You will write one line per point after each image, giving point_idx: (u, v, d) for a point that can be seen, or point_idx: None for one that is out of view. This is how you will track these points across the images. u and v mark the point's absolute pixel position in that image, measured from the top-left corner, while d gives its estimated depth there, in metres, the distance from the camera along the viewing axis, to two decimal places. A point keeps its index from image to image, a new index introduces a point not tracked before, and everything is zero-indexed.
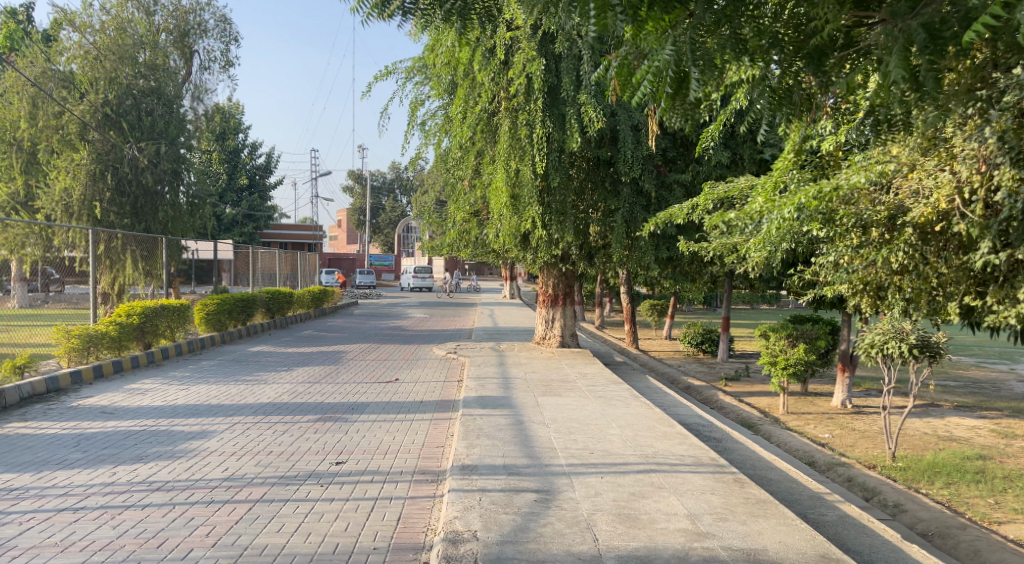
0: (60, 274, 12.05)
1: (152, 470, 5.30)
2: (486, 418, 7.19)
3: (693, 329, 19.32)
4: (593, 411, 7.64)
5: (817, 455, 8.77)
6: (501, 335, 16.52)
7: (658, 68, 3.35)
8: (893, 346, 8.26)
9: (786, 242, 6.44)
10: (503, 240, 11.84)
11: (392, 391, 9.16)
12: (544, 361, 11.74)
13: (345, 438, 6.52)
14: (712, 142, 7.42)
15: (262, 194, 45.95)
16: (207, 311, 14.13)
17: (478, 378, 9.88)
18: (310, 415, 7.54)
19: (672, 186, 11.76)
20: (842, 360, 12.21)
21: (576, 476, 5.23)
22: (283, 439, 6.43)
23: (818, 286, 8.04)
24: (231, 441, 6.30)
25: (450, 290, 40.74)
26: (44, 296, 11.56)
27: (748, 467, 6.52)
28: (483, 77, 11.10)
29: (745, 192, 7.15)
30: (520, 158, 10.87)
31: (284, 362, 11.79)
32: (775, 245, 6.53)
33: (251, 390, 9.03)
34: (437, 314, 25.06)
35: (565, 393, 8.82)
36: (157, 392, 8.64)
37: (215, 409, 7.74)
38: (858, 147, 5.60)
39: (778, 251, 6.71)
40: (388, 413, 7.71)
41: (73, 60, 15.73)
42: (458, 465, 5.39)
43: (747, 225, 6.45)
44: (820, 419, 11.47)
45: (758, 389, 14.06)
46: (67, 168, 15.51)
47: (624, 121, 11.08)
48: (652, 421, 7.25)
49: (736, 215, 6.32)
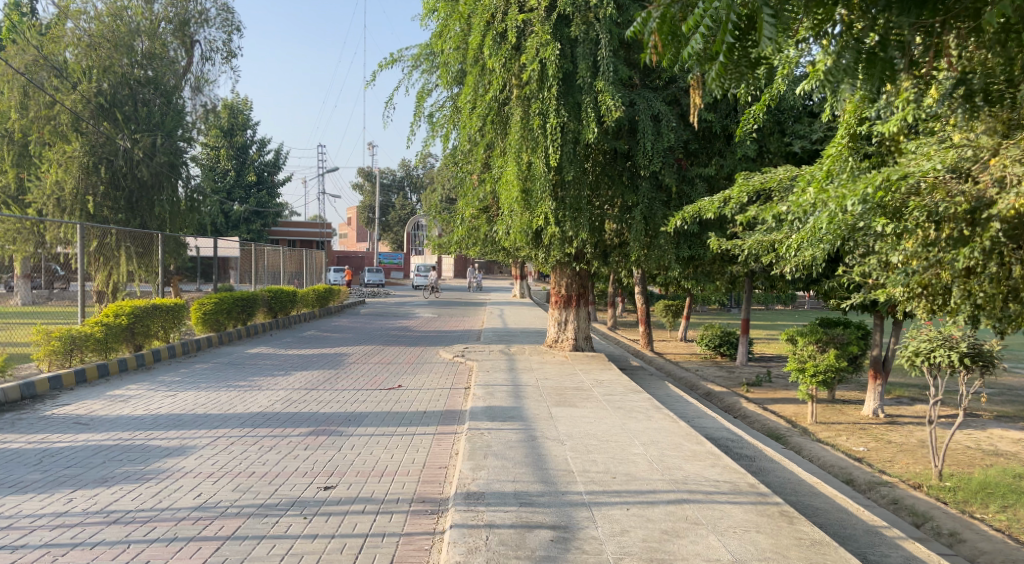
0: (65, 271, 11.38)
1: (114, 497, 4.66)
2: (495, 433, 6.52)
3: (711, 331, 18.60)
4: (612, 426, 6.95)
5: (855, 472, 8.04)
6: (511, 337, 15.86)
7: (717, 11, 2.70)
8: (941, 355, 7.56)
9: (839, 239, 5.71)
10: (513, 239, 11.11)
11: (394, 399, 8.51)
12: (556, 367, 11.05)
13: (337, 456, 5.87)
14: (750, 128, 6.67)
15: (271, 191, 45.26)
16: (204, 311, 13.51)
17: (486, 386, 9.21)
18: (303, 427, 6.89)
19: (694, 181, 11.09)
20: (874, 367, 11.48)
21: (598, 507, 4.55)
22: (269, 457, 5.77)
23: (865, 288, 7.27)
24: (210, 459, 5.66)
25: (438, 281, 40.62)
26: (48, 293, 11.23)
27: (789, 493, 5.78)
28: (493, 63, 10.36)
29: (787, 183, 6.43)
30: (532, 149, 10.18)
31: (282, 365, 11.15)
32: (824, 242, 5.80)
33: (242, 397, 8.40)
34: (445, 314, 24.44)
35: (581, 403, 8.12)
36: (140, 400, 8.02)
37: (199, 419, 7.11)
38: (927, 127, 4.89)
39: (823, 249, 6.01)
40: (388, 426, 7.05)
41: (68, 48, 15.18)
42: (462, 493, 4.73)
43: (793, 221, 5.73)
44: (853, 430, 10.72)
45: (782, 396, 13.32)
46: (58, 161, 15.02)
47: (644, 111, 10.38)
48: (679, 438, 6.55)
49: (782, 208, 5.60)
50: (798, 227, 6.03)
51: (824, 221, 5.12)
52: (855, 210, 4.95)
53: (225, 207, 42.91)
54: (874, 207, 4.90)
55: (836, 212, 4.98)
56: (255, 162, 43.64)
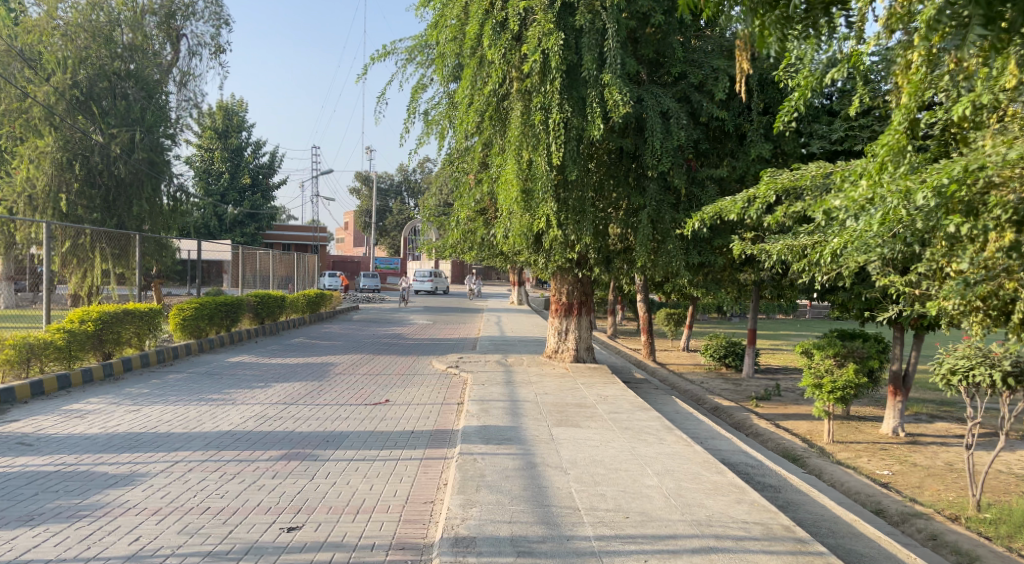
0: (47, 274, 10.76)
1: (34, 542, 3.95)
2: (489, 459, 5.80)
3: (715, 341, 17.91)
4: (620, 451, 6.22)
5: (886, 501, 7.32)
6: (508, 346, 15.17)
7: None
8: (981, 374, 6.82)
9: (892, 243, 5.00)
10: (512, 242, 10.38)
11: (380, 417, 7.75)
12: (557, 380, 10.33)
13: (308, 488, 5.14)
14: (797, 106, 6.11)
15: (265, 194, 44.19)
16: (183, 316, 12.76)
17: (481, 401, 8.47)
18: (274, 450, 6.14)
19: (704, 183, 10.38)
20: (894, 383, 10.77)
21: (609, 558, 3.84)
22: (229, 488, 5.04)
23: (905, 302, 6.52)
24: (160, 491, 4.93)
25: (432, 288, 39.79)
26: (33, 296, 10.62)
27: (825, 534, 5.06)
28: (492, 54, 9.65)
29: (821, 180, 5.77)
30: (533, 147, 9.49)
31: (262, 376, 10.38)
32: (874, 247, 5.09)
33: (213, 412, 7.66)
34: (442, 321, 23.66)
35: (585, 423, 7.39)
36: (99, 416, 7.27)
37: (159, 440, 6.37)
38: (1000, 111, 4.21)
39: (868, 256, 5.27)
40: (369, 450, 6.31)
41: (40, 39, 15.07)
42: (449, 539, 4.01)
43: (839, 222, 4.99)
44: (874, 451, 10.01)
45: (793, 412, 12.59)
46: (30, 156, 15.26)
47: (652, 107, 9.70)
48: (696, 466, 5.82)
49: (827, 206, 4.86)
50: (840, 229, 5.32)
51: (881, 222, 4.40)
52: (922, 208, 4.23)
53: (219, 210, 42.21)
54: (944, 205, 4.17)
55: (897, 209, 4.27)
56: (249, 165, 42.89)
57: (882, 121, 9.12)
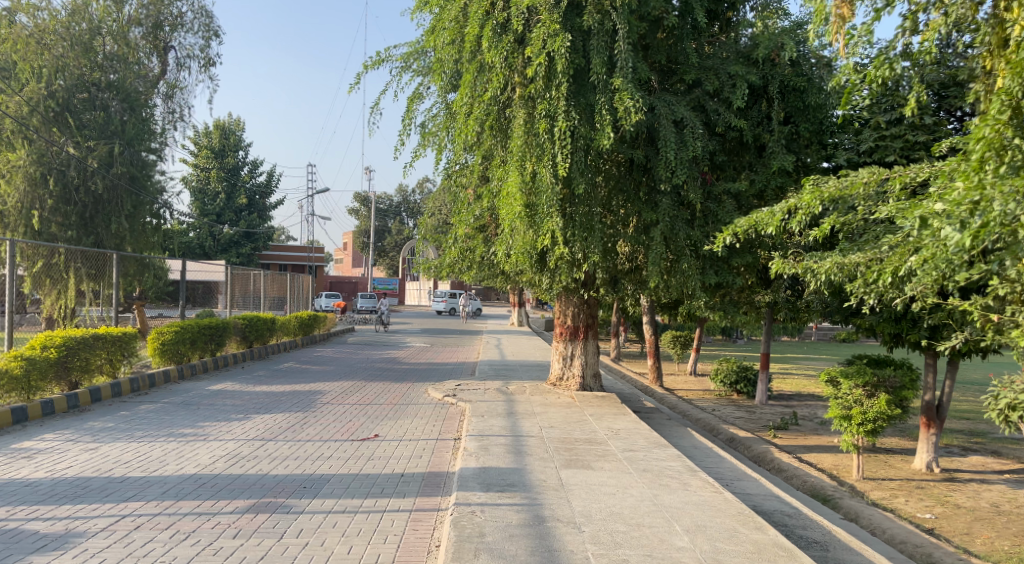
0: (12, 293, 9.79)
1: None
2: (490, 512, 4.97)
3: (726, 366, 17.07)
4: (641, 500, 5.39)
5: (940, 554, 6.46)
6: (509, 372, 14.35)
7: None
8: None
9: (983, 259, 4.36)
10: (514, 261, 9.55)
11: (366, 457, 6.90)
12: (562, 410, 9.51)
13: (274, 551, 4.31)
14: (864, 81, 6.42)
15: (261, 213, 43.54)
16: (162, 340, 11.95)
17: (479, 437, 7.64)
18: (242, 500, 5.31)
19: (721, 198, 9.61)
20: (928, 415, 9.86)
21: None
22: (179, 553, 4.20)
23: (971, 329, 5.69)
24: (94, 558, 4.09)
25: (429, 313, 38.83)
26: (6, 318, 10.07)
27: None
28: (492, 57, 8.89)
29: (875, 188, 5.32)
30: (538, 158, 8.76)
31: (242, 406, 9.52)
32: (964, 267, 4.50)
33: (179, 451, 6.81)
34: (440, 344, 22.83)
35: (597, 464, 6.54)
36: (48, 457, 6.42)
37: (111, 488, 5.53)
38: None
39: (954, 272, 4.57)
40: (352, 499, 5.46)
41: (9, 47, 14.67)
42: None
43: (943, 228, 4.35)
44: (910, 489, 9.15)
45: (815, 443, 11.74)
46: (3, 171, 14.67)
47: (665, 116, 9.04)
48: (732, 520, 4.99)
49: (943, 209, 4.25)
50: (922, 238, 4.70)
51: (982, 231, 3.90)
52: None
53: (214, 229, 41.63)
54: None
55: (1005, 212, 3.90)
56: (246, 185, 42.30)
57: (915, 129, 8.29)
